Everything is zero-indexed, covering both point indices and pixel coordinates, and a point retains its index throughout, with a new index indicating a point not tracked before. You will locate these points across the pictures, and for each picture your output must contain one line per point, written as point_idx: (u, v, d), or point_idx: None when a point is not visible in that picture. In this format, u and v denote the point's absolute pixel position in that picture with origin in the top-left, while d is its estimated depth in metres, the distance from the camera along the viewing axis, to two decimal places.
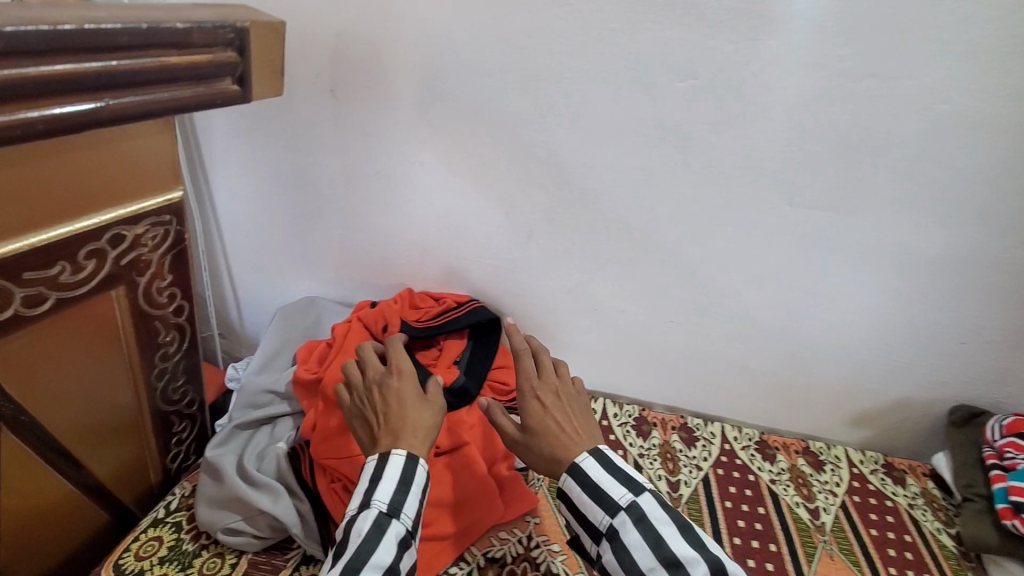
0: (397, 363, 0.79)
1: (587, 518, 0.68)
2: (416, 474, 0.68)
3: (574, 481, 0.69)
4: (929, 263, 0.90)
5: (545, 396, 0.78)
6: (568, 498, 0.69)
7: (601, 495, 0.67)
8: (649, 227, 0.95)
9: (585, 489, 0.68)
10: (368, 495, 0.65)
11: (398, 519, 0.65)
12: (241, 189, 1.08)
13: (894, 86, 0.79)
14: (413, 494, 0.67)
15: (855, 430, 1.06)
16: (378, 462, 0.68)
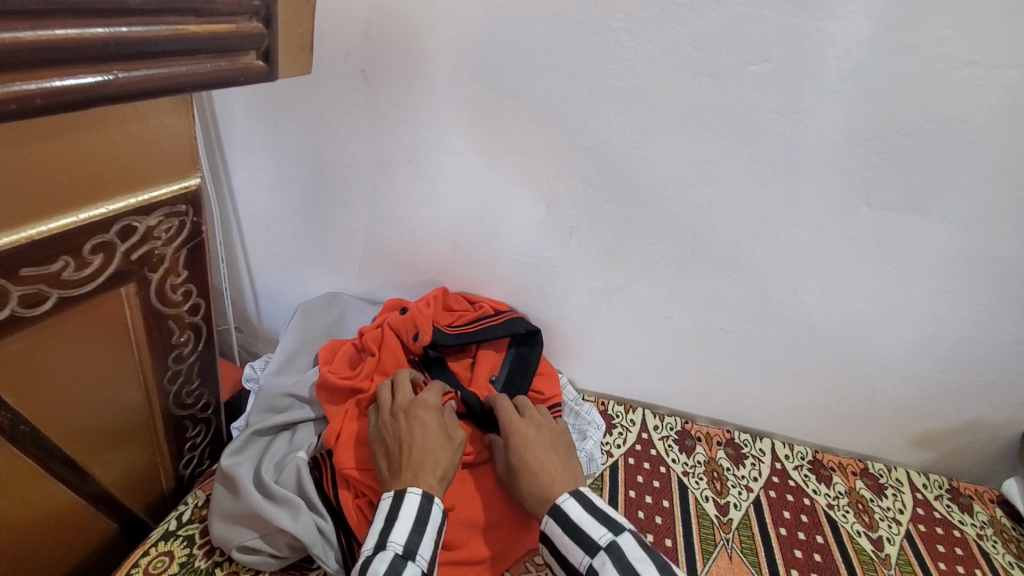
0: (430, 398, 0.77)
1: (568, 560, 0.64)
2: (433, 515, 0.65)
3: (554, 521, 0.66)
4: (1019, 274, 0.81)
5: (527, 435, 0.76)
6: (547, 539, 0.66)
7: (580, 536, 0.63)
8: (704, 228, 0.87)
9: (564, 529, 0.65)
10: (384, 536, 0.62)
11: (414, 561, 0.61)
12: (262, 175, 1.00)
13: (1001, 74, 0.70)
14: (429, 535, 0.64)
15: (917, 452, 0.98)
16: (394, 500, 0.66)
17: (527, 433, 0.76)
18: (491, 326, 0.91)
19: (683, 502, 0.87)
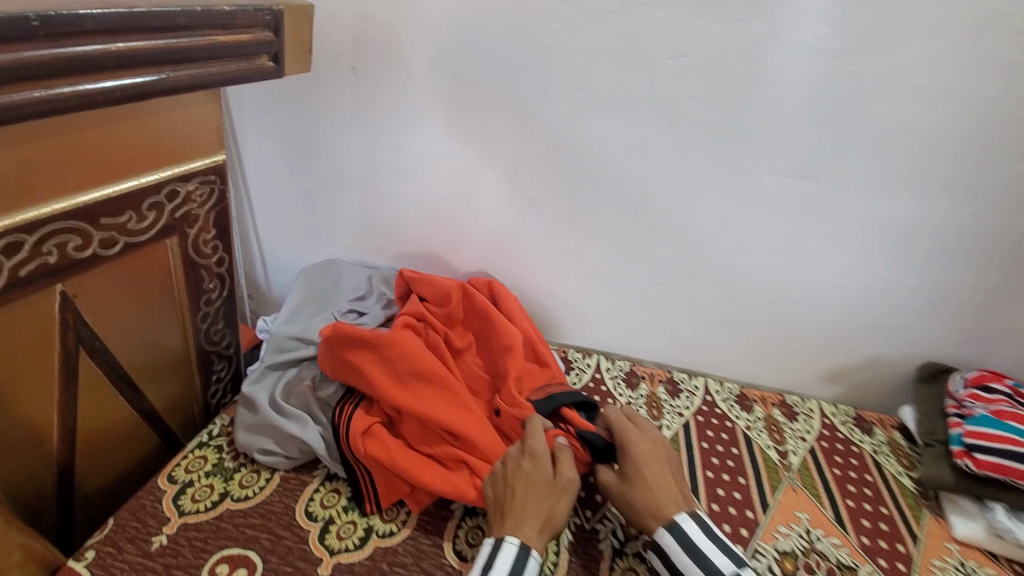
0: (531, 443, 0.81)
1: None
2: (530, 564, 0.69)
3: (672, 538, 0.73)
4: (902, 229, 0.96)
5: (641, 463, 0.81)
6: (660, 548, 0.74)
7: (701, 557, 0.70)
8: (641, 195, 1.04)
9: (685, 549, 0.72)
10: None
11: None
12: (272, 158, 1.19)
13: (869, 62, 0.86)
14: None
15: (830, 385, 1.13)
16: (495, 544, 0.71)
17: (641, 445, 0.83)
18: (560, 391, 0.92)
19: None
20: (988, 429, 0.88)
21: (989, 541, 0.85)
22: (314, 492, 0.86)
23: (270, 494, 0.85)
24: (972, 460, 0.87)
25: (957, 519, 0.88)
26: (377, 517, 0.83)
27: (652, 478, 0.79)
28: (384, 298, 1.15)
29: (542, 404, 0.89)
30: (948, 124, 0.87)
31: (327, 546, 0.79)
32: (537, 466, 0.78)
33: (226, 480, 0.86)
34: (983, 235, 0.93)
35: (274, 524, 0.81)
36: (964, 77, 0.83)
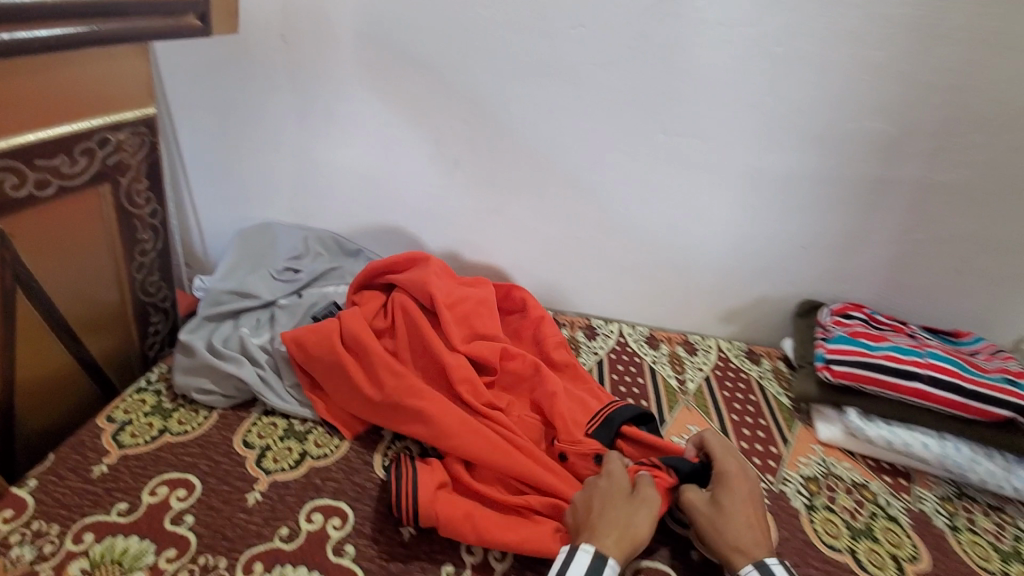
0: (612, 467, 0.80)
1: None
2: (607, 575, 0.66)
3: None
4: (776, 181, 1.10)
5: (730, 492, 0.77)
6: None
7: None
8: (554, 155, 1.15)
9: None
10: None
11: None
12: (204, 125, 1.25)
13: (738, 32, 0.99)
14: None
15: (726, 325, 1.28)
16: (570, 551, 0.69)
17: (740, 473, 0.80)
18: (617, 410, 0.92)
19: None
20: (843, 346, 1.01)
21: (846, 441, 0.99)
22: (252, 425, 0.93)
23: (209, 427, 0.92)
24: (829, 371, 1.00)
25: (820, 424, 1.01)
26: (311, 442, 0.91)
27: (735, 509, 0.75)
28: (319, 257, 1.23)
29: (603, 433, 0.89)
30: (806, 86, 1.01)
31: (263, 467, 0.86)
32: (612, 487, 0.76)
33: (166, 418, 0.92)
34: (841, 184, 1.08)
35: (213, 451, 0.87)
36: (816, 45, 0.98)
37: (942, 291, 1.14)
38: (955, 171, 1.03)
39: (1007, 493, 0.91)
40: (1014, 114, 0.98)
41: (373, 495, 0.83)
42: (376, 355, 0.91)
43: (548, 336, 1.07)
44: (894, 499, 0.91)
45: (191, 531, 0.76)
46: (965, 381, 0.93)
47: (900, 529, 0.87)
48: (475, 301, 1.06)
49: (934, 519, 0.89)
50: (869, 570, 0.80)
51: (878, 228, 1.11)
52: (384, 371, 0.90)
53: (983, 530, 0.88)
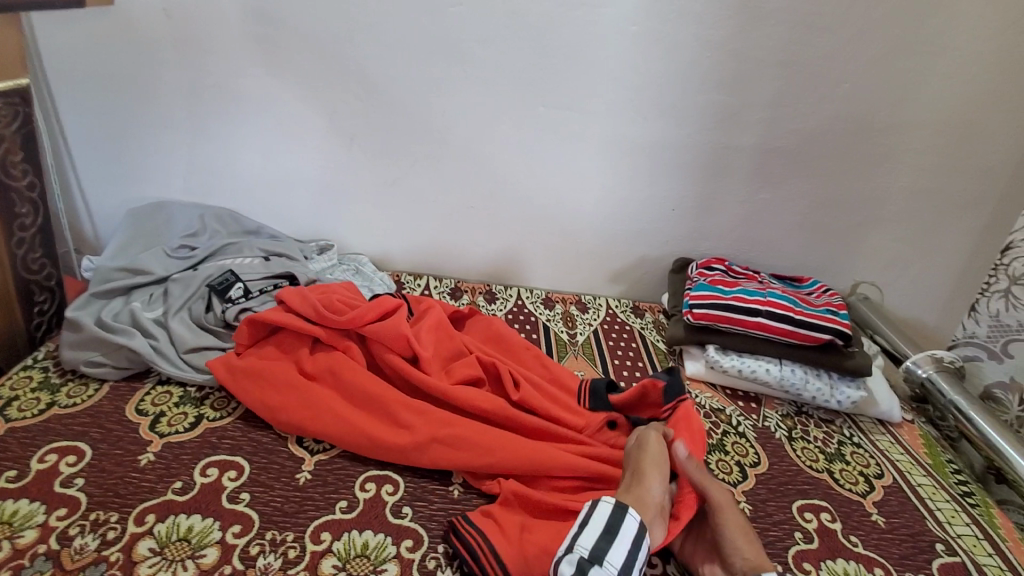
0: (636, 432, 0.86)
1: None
2: (626, 523, 0.69)
3: None
4: (645, 149, 1.23)
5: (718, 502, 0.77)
6: None
7: None
8: (444, 128, 1.22)
9: None
10: (572, 539, 0.69)
11: (601, 565, 0.66)
12: (86, 105, 1.22)
13: (600, 11, 1.10)
14: (619, 545, 0.68)
15: (614, 285, 1.40)
16: (592, 504, 0.72)
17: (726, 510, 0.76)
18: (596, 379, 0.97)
19: None
20: (704, 292, 1.16)
21: (708, 373, 1.13)
22: (146, 393, 0.94)
23: (100, 399, 0.92)
24: (691, 314, 1.14)
25: (688, 361, 1.16)
26: (208, 406, 0.93)
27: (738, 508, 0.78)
28: (216, 235, 1.24)
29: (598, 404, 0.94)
30: (662, 62, 1.14)
31: (157, 431, 0.87)
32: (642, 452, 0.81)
33: (54, 392, 0.92)
34: (699, 149, 1.23)
35: (105, 420, 0.88)
36: (667, 25, 1.10)
37: (785, 242, 1.33)
38: (787, 136, 1.22)
39: (833, 406, 1.10)
40: (824, 87, 1.17)
41: (270, 448, 0.87)
42: (378, 390, 0.90)
43: (503, 333, 1.09)
44: (745, 419, 1.06)
45: (82, 491, 0.77)
46: (795, 313, 1.12)
47: (746, 441, 1.00)
48: (433, 318, 1.04)
49: (775, 432, 1.04)
50: (717, 475, 0.92)
51: (732, 189, 1.27)
52: (391, 404, 0.89)
53: (815, 438, 1.04)
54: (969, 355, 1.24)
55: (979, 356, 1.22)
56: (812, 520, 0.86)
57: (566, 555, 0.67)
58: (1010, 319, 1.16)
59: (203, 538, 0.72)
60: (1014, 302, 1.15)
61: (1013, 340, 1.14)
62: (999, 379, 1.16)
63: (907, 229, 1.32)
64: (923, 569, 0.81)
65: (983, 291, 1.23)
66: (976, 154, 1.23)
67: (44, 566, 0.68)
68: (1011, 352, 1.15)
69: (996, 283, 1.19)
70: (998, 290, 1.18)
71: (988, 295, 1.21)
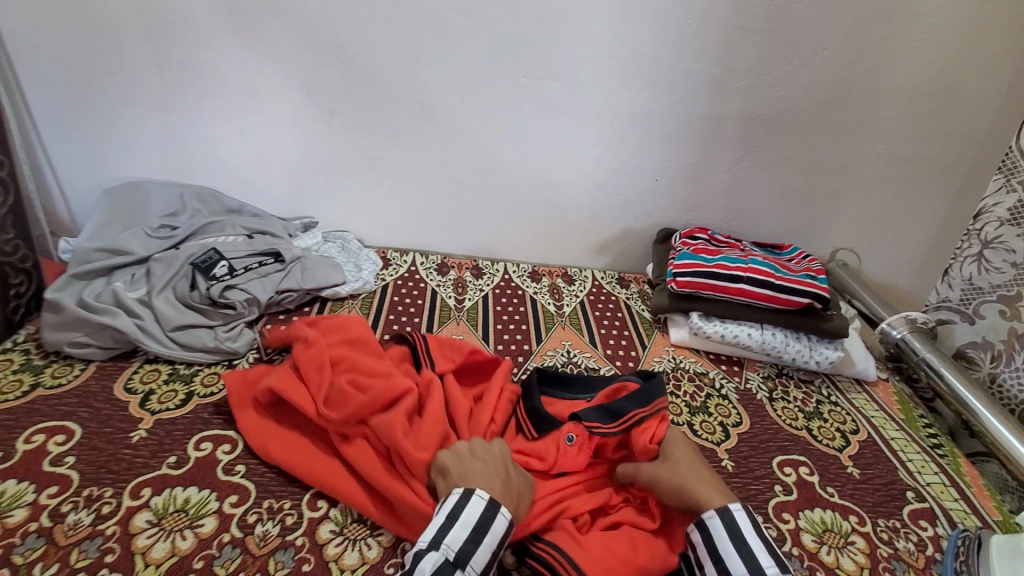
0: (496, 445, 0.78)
1: (725, 565, 0.65)
2: (495, 522, 0.66)
3: (719, 521, 0.68)
4: (626, 119, 1.23)
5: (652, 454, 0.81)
6: (707, 533, 0.68)
7: (750, 553, 0.65)
8: (426, 101, 1.21)
9: (733, 540, 0.66)
10: (440, 533, 0.64)
11: (463, 571, 0.62)
12: (55, 81, 1.18)
13: None
14: (484, 547, 0.64)
15: (599, 257, 1.42)
16: (461, 497, 0.67)
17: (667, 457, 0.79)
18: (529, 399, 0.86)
19: (431, 302, 1.21)
20: (687, 261, 1.18)
21: (692, 340, 1.16)
22: (134, 372, 0.94)
23: (86, 379, 0.91)
24: (675, 282, 1.17)
25: (672, 329, 1.18)
26: (197, 383, 0.93)
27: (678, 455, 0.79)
28: (197, 214, 1.22)
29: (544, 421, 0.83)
30: (641, 31, 1.14)
31: (147, 409, 0.87)
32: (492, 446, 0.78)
33: (37, 373, 0.91)
34: (680, 119, 1.24)
35: (93, 400, 0.87)
36: None
37: (764, 210, 1.36)
38: (768, 105, 1.23)
39: (812, 368, 1.14)
40: (802, 55, 1.18)
41: None
42: (386, 489, 0.73)
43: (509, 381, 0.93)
44: (727, 381, 1.09)
45: (73, 469, 0.76)
46: (776, 279, 1.15)
47: (729, 403, 1.04)
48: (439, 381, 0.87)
49: (757, 393, 1.07)
50: (701, 435, 0.95)
51: (713, 158, 1.29)
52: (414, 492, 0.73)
53: (794, 398, 1.08)
54: (943, 318, 1.27)
55: (952, 319, 1.25)
56: (791, 473, 0.90)
57: (431, 553, 0.62)
58: (981, 282, 1.18)
59: (200, 509, 0.73)
60: (987, 265, 1.17)
61: (985, 302, 1.18)
62: (972, 339, 1.21)
63: (883, 196, 1.35)
64: (894, 515, 0.85)
65: (956, 255, 1.25)
66: (949, 120, 1.26)
67: (37, 544, 0.67)
68: (983, 313, 1.19)
69: (968, 247, 1.21)
70: (970, 254, 1.20)
71: (960, 258, 1.23)
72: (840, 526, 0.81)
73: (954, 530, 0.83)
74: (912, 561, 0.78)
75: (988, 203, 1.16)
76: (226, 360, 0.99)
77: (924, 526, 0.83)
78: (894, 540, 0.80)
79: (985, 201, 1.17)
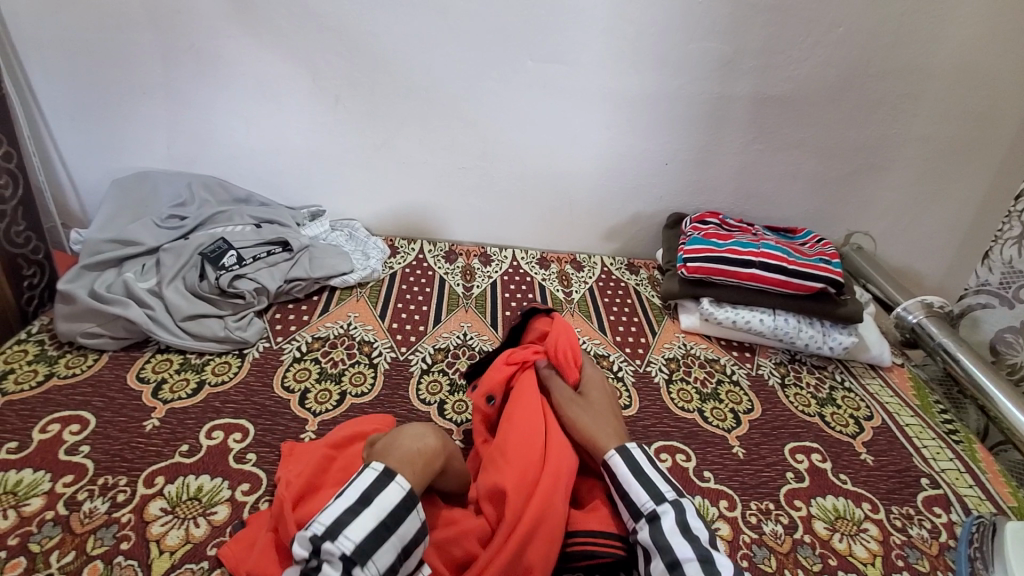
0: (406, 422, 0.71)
1: (629, 498, 0.66)
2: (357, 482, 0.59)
3: (620, 459, 0.69)
4: (634, 102, 1.21)
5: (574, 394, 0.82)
6: (610, 471, 0.69)
7: (649, 482, 0.66)
8: (431, 86, 1.19)
9: (634, 472, 0.67)
10: (371, 544, 0.55)
11: (311, 528, 0.55)
12: (64, 73, 1.18)
13: None
14: (340, 501, 0.57)
15: (608, 242, 1.40)
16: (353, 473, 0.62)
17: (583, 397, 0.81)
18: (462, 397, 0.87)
19: (439, 289, 1.21)
20: (698, 246, 1.16)
21: (702, 326, 1.15)
22: (146, 362, 0.95)
23: (99, 369, 0.93)
24: (685, 268, 1.15)
25: (682, 315, 1.17)
26: (208, 372, 0.94)
27: (591, 393, 0.82)
28: (205, 203, 1.22)
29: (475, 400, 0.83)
30: (650, 10, 1.11)
31: (160, 398, 0.88)
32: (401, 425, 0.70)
33: (52, 363, 0.92)
34: (690, 101, 1.21)
35: (106, 389, 0.89)
36: None
37: (776, 193, 1.34)
38: (782, 85, 1.20)
39: (825, 353, 1.12)
40: (817, 32, 1.14)
41: (272, 410, 0.88)
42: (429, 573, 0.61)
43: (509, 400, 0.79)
44: (738, 368, 1.08)
45: (88, 457, 0.77)
46: (789, 264, 1.13)
47: (740, 389, 1.03)
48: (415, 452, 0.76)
49: (769, 379, 1.06)
50: (711, 422, 0.94)
51: (724, 141, 1.26)
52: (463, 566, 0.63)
53: (807, 383, 1.06)
54: (980, 303, 1.25)
55: (991, 303, 1.22)
56: (803, 460, 0.89)
57: (355, 569, 0.53)
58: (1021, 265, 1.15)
59: (212, 497, 0.74)
60: None
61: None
62: (1010, 325, 1.18)
63: (899, 177, 1.32)
64: (907, 502, 0.84)
65: (997, 238, 1.22)
66: (969, 98, 1.22)
67: (54, 531, 0.68)
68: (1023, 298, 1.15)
69: (1009, 229, 1.18)
70: (1012, 236, 1.16)
71: (1002, 241, 1.19)
72: (852, 513, 0.81)
73: (967, 517, 0.82)
74: (924, 548, 0.77)
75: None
76: (237, 349, 0.99)
77: (937, 513, 0.82)
78: (907, 528, 0.79)
79: None
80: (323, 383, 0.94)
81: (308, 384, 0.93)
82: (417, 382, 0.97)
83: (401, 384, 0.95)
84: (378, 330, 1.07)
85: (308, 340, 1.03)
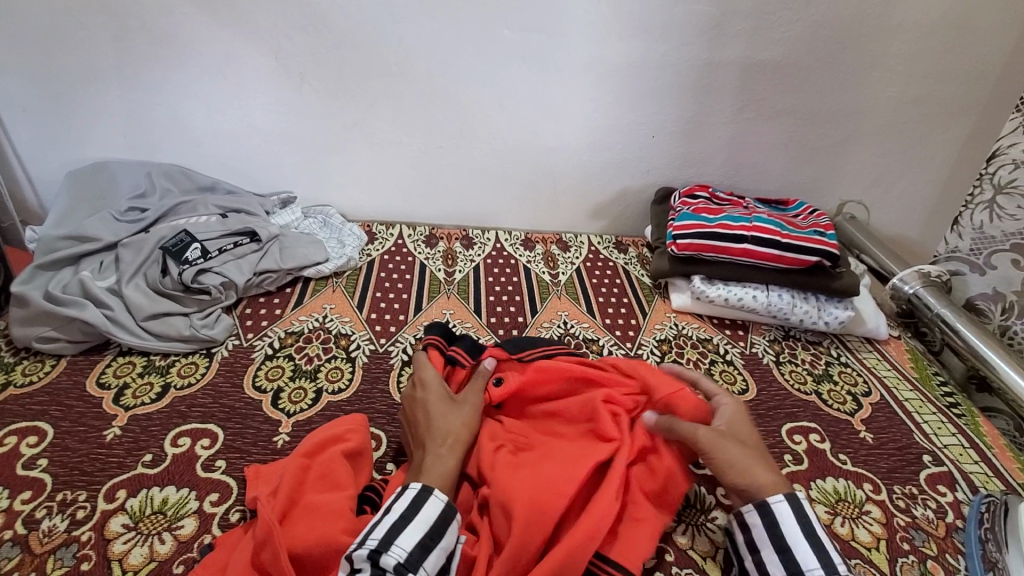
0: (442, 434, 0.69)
1: (792, 556, 0.59)
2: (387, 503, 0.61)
3: (788, 506, 0.62)
4: (619, 71, 1.15)
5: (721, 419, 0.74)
6: (773, 516, 0.61)
7: (821, 547, 0.59)
8: (403, 61, 1.12)
9: (804, 531, 0.60)
10: (391, 533, 0.55)
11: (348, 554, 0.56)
12: (6, 58, 1.09)
13: None
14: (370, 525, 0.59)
15: (595, 221, 1.35)
16: None
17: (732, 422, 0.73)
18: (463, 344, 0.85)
19: (419, 276, 1.15)
20: (689, 221, 1.12)
21: (694, 305, 1.11)
22: (107, 366, 0.89)
23: (57, 375, 0.87)
24: (676, 245, 1.11)
25: (674, 294, 1.13)
26: (173, 374, 0.88)
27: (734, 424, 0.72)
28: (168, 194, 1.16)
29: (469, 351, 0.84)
30: None
31: (122, 404, 0.83)
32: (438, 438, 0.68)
33: (7, 371, 0.86)
34: (677, 68, 1.15)
35: (65, 397, 0.83)
36: None
37: (768, 163, 1.29)
38: (773, 49, 1.14)
39: (820, 328, 1.09)
40: None
41: (244, 412, 0.83)
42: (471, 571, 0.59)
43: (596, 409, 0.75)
44: (732, 347, 1.05)
45: (46, 472, 0.72)
46: (782, 237, 1.08)
47: (734, 369, 0.99)
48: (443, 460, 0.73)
49: (763, 357, 1.02)
50: None
51: (714, 110, 1.21)
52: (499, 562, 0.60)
53: (803, 360, 1.03)
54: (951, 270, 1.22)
55: (961, 269, 1.20)
56: (801, 442, 0.86)
57: (382, 556, 0.53)
58: (993, 230, 1.13)
59: (179, 509, 0.69)
60: (999, 212, 1.12)
61: (997, 251, 1.12)
62: (982, 291, 1.14)
63: (893, 142, 1.27)
64: (910, 480, 0.81)
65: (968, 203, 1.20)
66: (965, 58, 1.16)
67: (12, 552, 0.63)
68: (994, 263, 1.13)
69: (980, 194, 1.17)
70: (983, 201, 1.15)
71: (971, 207, 1.18)
72: (854, 496, 0.78)
73: (975, 496, 0.79)
74: (931, 529, 0.74)
75: (1005, 145, 1.11)
76: (204, 348, 0.94)
77: (942, 491, 0.79)
78: (911, 508, 0.77)
79: (999, 143, 1.12)
80: (298, 381, 0.89)
81: (281, 382, 0.88)
82: (397, 375, 0.92)
83: (381, 377, 0.91)
84: (355, 321, 1.02)
85: (281, 336, 0.97)
